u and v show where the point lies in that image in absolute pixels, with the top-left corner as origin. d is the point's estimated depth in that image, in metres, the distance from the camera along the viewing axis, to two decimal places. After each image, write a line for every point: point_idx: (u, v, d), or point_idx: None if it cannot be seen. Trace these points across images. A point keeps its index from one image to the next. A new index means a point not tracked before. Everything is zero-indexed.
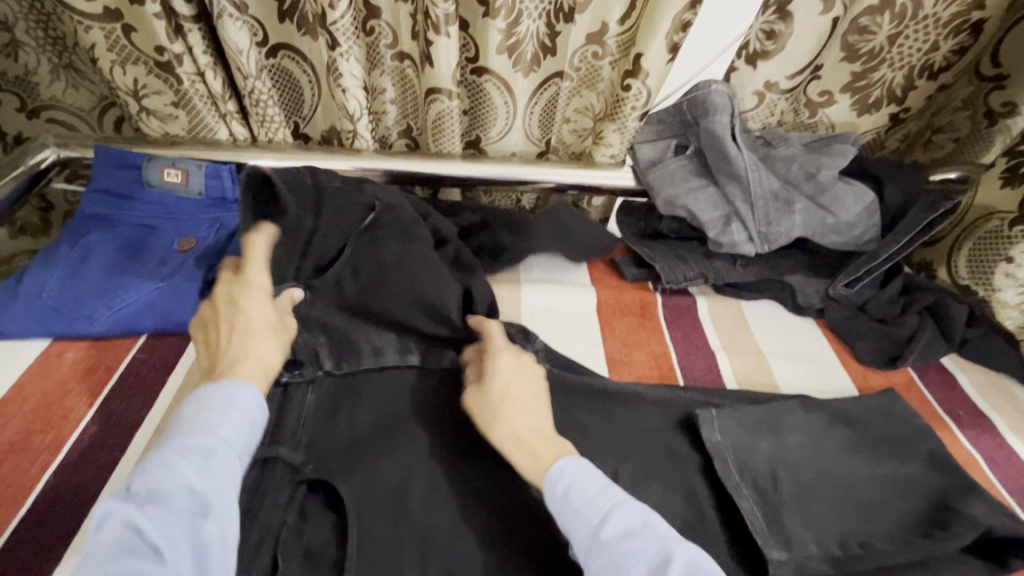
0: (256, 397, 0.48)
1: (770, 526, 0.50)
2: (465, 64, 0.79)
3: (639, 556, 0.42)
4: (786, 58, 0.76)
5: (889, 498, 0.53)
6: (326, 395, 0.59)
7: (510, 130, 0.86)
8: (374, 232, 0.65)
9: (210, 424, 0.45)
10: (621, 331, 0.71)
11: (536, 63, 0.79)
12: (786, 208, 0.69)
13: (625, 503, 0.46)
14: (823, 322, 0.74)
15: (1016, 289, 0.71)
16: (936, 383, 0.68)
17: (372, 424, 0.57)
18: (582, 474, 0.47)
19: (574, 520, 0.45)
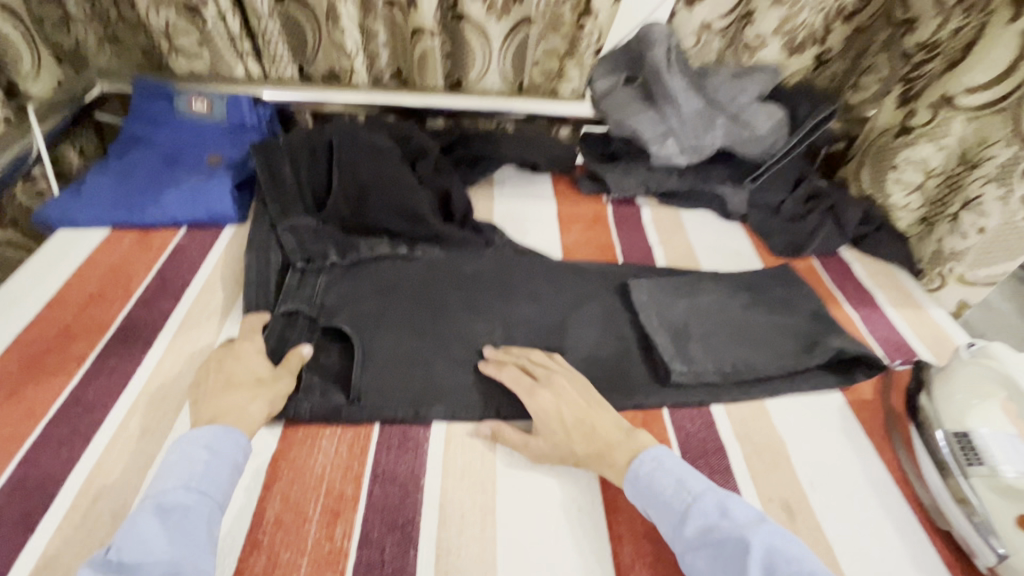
0: (231, 441, 0.49)
1: (677, 350, 0.64)
2: (446, 11, 0.93)
3: (721, 545, 0.44)
4: (717, 0, 0.90)
5: (776, 337, 0.67)
6: (328, 259, 0.70)
7: (487, 72, 1.00)
8: (355, 134, 0.76)
9: (190, 478, 0.46)
10: (576, 231, 0.85)
11: (507, 10, 0.91)
12: (709, 125, 0.84)
13: (702, 492, 0.47)
14: (747, 225, 0.88)
15: (903, 192, 0.83)
16: (833, 268, 0.83)
17: (365, 285, 0.70)
18: (659, 468, 0.49)
19: (659, 513, 0.48)
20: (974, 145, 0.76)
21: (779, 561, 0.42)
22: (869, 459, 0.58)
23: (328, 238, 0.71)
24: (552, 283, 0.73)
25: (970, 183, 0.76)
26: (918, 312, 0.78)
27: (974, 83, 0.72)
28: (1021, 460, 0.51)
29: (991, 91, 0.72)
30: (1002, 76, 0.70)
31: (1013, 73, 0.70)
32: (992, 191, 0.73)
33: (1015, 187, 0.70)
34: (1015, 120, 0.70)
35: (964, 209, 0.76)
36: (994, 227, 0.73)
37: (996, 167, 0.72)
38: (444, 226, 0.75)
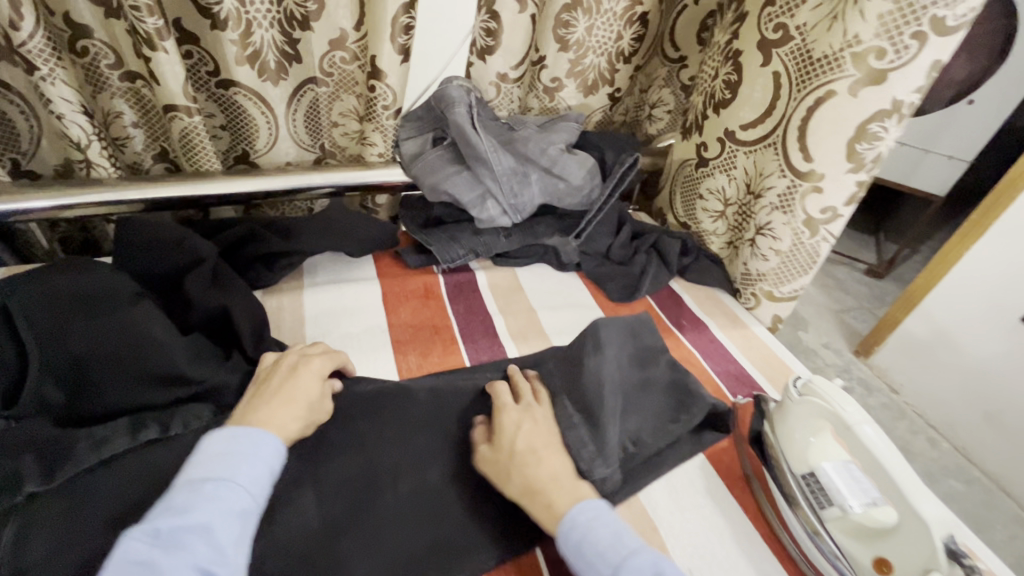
0: (270, 446, 0.49)
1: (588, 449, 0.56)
2: (206, 78, 0.78)
3: None
4: (506, 51, 0.87)
5: (636, 409, 0.62)
6: (21, 495, 0.46)
7: (276, 142, 0.87)
8: (48, 286, 0.56)
9: (229, 473, 0.45)
10: (406, 314, 0.75)
11: (283, 72, 0.80)
12: (524, 180, 0.80)
13: (638, 551, 0.46)
14: (582, 273, 0.87)
15: (711, 219, 0.89)
16: (668, 303, 0.84)
17: (100, 498, 0.49)
18: (597, 520, 0.48)
19: (588, 569, 0.45)
20: (754, 177, 0.81)
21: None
22: (737, 517, 0.57)
23: (24, 446, 0.48)
24: (388, 396, 0.60)
25: (757, 212, 0.81)
26: (748, 336, 0.81)
27: (746, 119, 0.80)
28: (861, 493, 0.53)
29: (760, 128, 0.78)
30: (763, 115, 0.77)
31: (772, 112, 0.76)
32: (779, 219, 0.79)
33: (798, 214, 0.77)
34: (780, 153, 0.76)
35: (759, 236, 0.82)
36: (787, 248, 0.80)
37: (777, 196, 0.78)
38: (222, 374, 0.60)
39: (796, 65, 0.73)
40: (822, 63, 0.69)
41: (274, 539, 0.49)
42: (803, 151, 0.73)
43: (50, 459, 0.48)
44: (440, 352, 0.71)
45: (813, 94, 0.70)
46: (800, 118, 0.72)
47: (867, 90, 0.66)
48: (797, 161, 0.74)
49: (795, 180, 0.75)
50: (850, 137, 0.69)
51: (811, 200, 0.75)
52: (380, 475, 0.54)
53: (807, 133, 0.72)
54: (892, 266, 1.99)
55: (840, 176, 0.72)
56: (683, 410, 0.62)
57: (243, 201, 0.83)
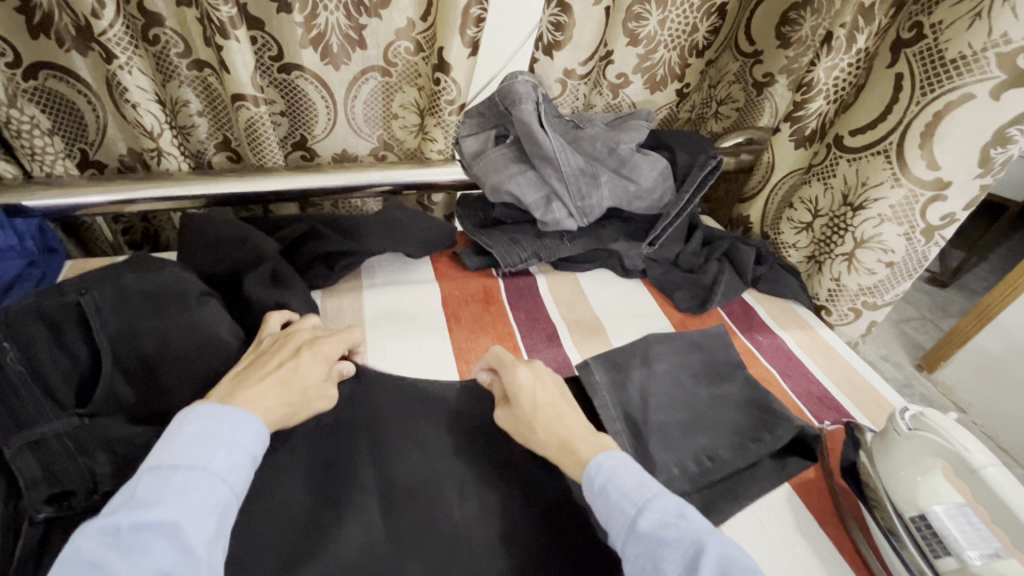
0: (252, 429, 0.45)
1: (640, 458, 0.54)
2: (269, 64, 0.77)
3: (676, 545, 0.41)
4: (574, 46, 0.83)
5: (714, 432, 0.57)
6: (102, 492, 0.48)
7: (334, 128, 0.85)
8: (122, 287, 0.55)
9: (199, 460, 0.42)
10: (466, 319, 0.73)
11: (344, 57, 0.78)
12: (594, 181, 0.76)
13: (660, 495, 0.45)
14: (647, 280, 0.82)
15: (794, 231, 0.83)
16: (739, 315, 0.78)
17: None
18: (622, 464, 0.47)
19: (613, 511, 0.44)
20: (855, 186, 0.75)
21: (734, 568, 0.39)
22: (831, 557, 0.52)
23: (101, 444, 0.49)
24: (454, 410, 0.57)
25: (857, 222, 0.75)
26: (830, 355, 0.74)
27: (855, 125, 0.74)
28: (982, 541, 0.47)
29: (869, 135, 0.72)
30: (875, 121, 0.71)
31: (886, 117, 0.70)
32: (891, 230, 0.73)
33: (914, 223, 0.71)
34: (891, 162, 0.70)
35: (861, 248, 0.76)
36: (898, 258, 0.75)
37: (887, 207, 0.72)
38: None
39: (922, 64, 0.66)
40: (953, 66, 0.63)
41: (334, 545, 0.46)
42: (927, 157, 0.67)
43: (125, 459, 0.50)
44: None
45: (941, 98, 0.64)
46: (925, 123, 0.66)
47: (1014, 93, 0.60)
48: (918, 169, 0.68)
49: (913, 190, 0.69)
50: (986, 143, 0.64)
51: (932, 209, 0.70)
52: (447, 482, 0.52)
53: (933, 140, 0.66)
54: (958, 277, 1.88)
55: (965, 183, 0.67)
56: (767, 431, 0.57)
57: (302, 198, 0.82)
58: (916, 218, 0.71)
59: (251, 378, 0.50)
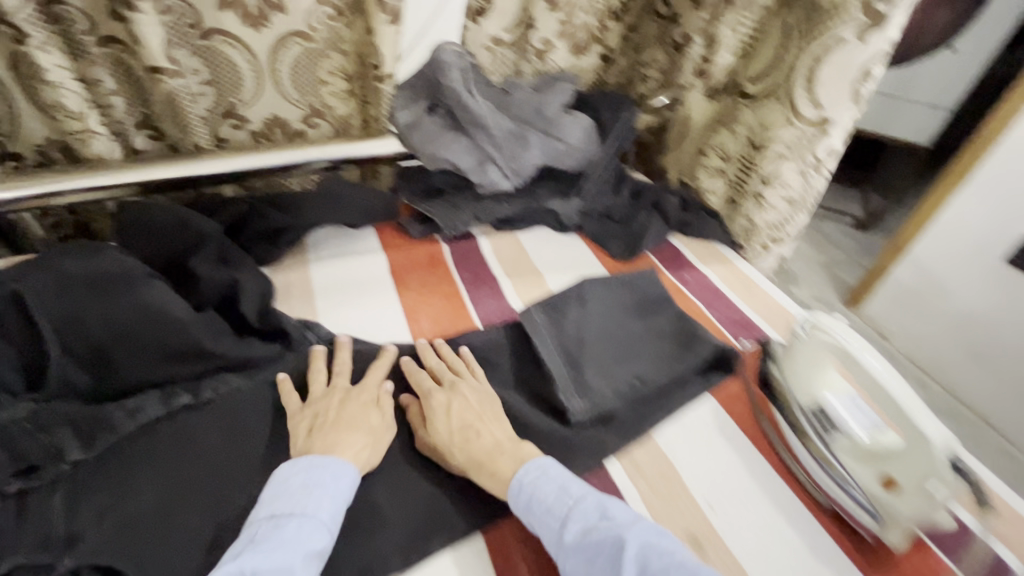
0: (347, 477, 0.50)
1: (575, 384, 0.60)
2: (187, 30, 0.74)
3: (598, 547, 0.46)
4: (499, 12, 0.87)
5: (643, 356, 0.65)
6: (67, 462, 0.50)
7: (262, 90, 0.84)
8: (60, 270, 0.56)
9: (303, 510, 0.47)
10: (413, 283, 0.76)
11: (265, 19, 0.77)
12: (522, 142, 0.80)
13: (581, 500, 0.49)
14: (584, 234, 0.87)
15: (710, 176, 0.92)
16: (669, 259, 0.84)
17: (135, 461, 0.51)
18: (542, 475, 0.51)
19: (541, 523, 0.49)
20: (757, 129, 0.82)
21: (655, 557, 0.44)
22: (750, 453, 0.59)
23: (62, 419, 0.51)
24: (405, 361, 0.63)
25: (761, 163, 0.82)
26: (751, 288, 0.81)
27: (755, 72, 0.83)
28: (866, 419, 0.54)
29: (761, 84, 0.82)
30: (766, 70, 0.81)
31: (776, 65, 0.80)
32: (788, 167, 0.80)
33: (808, 159, 0.79)
34: (785, 104, 0.77)
35: (767, 189, 0.83)
36: (796, 194, 0.83)
37: (783, 145, 0.79)
38: (240, 347, 0.60)
39: (803, 13, 0.75)
40: (827, 11, 0.71)
41: None
42: (810, 98, 0.74)
43: (84, 432, 0.51)
44: (450, 317, 0.71)
45: (817, 43, 0.71)
46: (807, 67, 0.73)
47: (875, 35, 0.68)
48: (805, 110, 0.75)
49: (800, 127, 0.77)
50: (856, 80, 0.72)
51: (820, 145, 0.77)
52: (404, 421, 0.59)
53: (817, 81, 0.73)
54: (877, 218, 2.04)
55: (846, 118, 0.75)
56: (690, 349, 0.65)
57: (241, 180, 0.83)
58: (808, 154, 0.79)
59: (310, 442, 0.53)
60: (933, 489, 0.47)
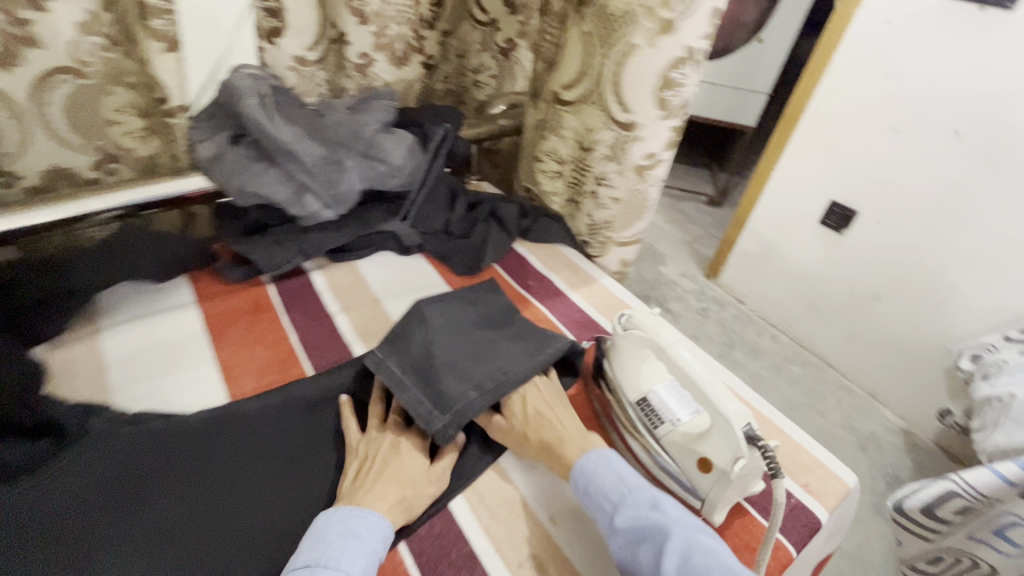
0: (382, 532, 0.49)
1: (433, 400, 0.57)
2: None
3: (648, 534, 0.47)
4: (296, 31, 0.82)
5: (500, 357, 0.63)
6: None
7: (29, 142, 0.72)
8: None
9: (332, 559, 0.45)
10: (233, 336, 0.68)
11: (9, 57, 0.65)
12: (339, 167, 0.75)
13: (637, 488, 0.51)
14: (427, 253, 0.85)
15: (551, 180, 0.94)
16: (514, 268, 0.85)
17: None
18: (601, 464, 0.53)
19: (596, 510, 0.51)
20: (583, 133, 0.85)
21: (697, 551, 0.44)
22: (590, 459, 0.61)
23: None
24: (244, 422, 0.58)
25: (592, 164, 0.85)
26: (592, 287, 0.84)
27: (566, 80, 0.84)
28: (687, 404, 0.56)
29: (577, 88, 0.83)
30: (578, 77, 0.82)
31: (588, 70, 0.80)
32: (612, 168, 0.84)
33: (625, 159, 0.82)
34: (602, 108, 0.80)
35: (602, 187, 0.86)
36: (625, 195, 0.86)
37: (607, 147, 0.83)
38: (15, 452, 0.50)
39: (597, 22, 0.76)
40: (621, 21, 0.73)
41: (184, 547, 0.48)
42: (621, 102, 0.78)
43: None
44: (278, 369, 0.65)
45: (619, 47, 0.74)
46: (613, 73, 0.77)
47: (664, 40, 0.72)
48: (618, 113, 0.79)
49: (620, 131, 0.80)
50: (656, 87, 0.75)
51: (636, 148, 0.81)
52: (279, 458, 0.56)
53: (625, 87, 0.77)
54: None
55: (655, 124, 0.79)
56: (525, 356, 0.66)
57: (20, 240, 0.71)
58: (625, 155, 0.83)
59: (368, 479, 0.53)
60: (730, 469, 0.51)
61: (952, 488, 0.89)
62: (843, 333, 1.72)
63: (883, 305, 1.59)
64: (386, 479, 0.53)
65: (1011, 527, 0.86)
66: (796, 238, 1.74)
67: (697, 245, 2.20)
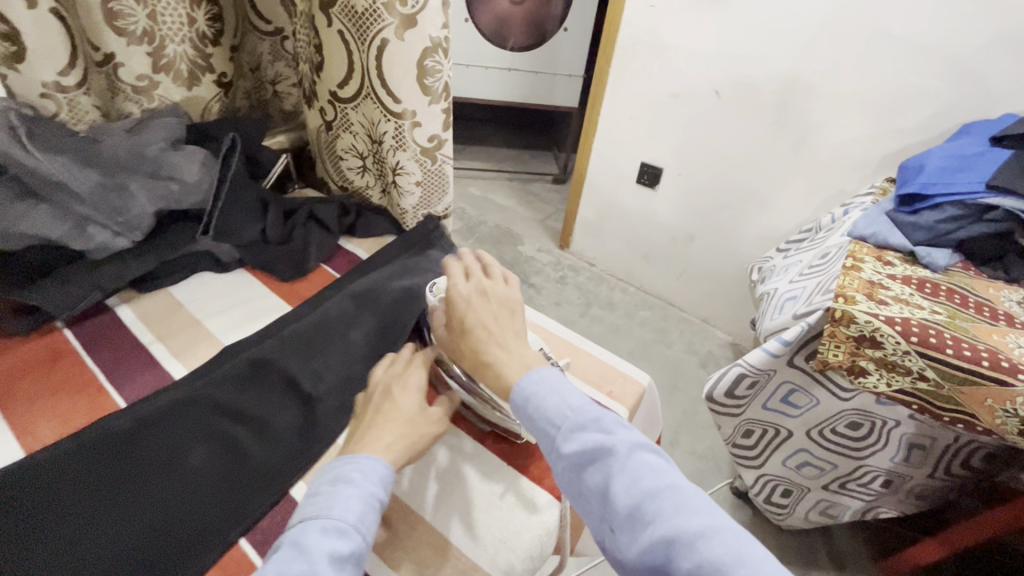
0: (378, 476, 0.51)
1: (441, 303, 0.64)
2: None
3: (595, 456, 0.47)
4: (44, 57, 0.75)
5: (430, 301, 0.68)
6: None
7: None
8: None
9: (328, 507, 0.47)
10: (26, 391, 0.62)
11: None
12: (123, 192, 0.73)
13: (584, 410, 0.50)
14: (249, 266, 0.83)
15: (358, 175, 0.97)
16: (343, 265, 0.87)
17: None
18: (546, 389, 0.52)
19: (540, 431, 0.51)
20: (370, 127, 0.88)
21: (646, 474, 0.45)
22: None
23: None
24: (90, 449, 0.56)
25: (387, 156, 0.88)
26: (425, 257, 0.89)
27: (338, 79, 0.86)
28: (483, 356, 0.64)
29: (353, 85, 0.85)
30: (348, 74, 0.84)
31: (353, 68, 0.83)
32: (404, 157, 0.87)
33: (414, 147, 0.86)
34: (376, 102, 0.83)
35: (398, 176, 0.89)
36: (423, 177, 0.90)
37: (392, 138, 0.85)
38: None
39: (349, 20, 0.79)
40: (369, 17, 0.76)
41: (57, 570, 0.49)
42: (391, 95, 0.81)
43: None
44: (86, 411, 0.62)
45: (375, 43, 0.77)
46: (375, 68, 0.80)
47: (409, 33, 0.76)
48: (391, 104, 0.82)
49: (397, 121, 0.83)
50: (417, 75, 0.79)
51: (417, 134, 0.85)
52: (143, 472, 0.56)
53: (389, 79, 0.80)
54: None
55: (427, 109, 0.83)
56: (352, 348, 0.73)
57: None
58: (411, 144, 0.86)
59: (367, 431, 0.55)
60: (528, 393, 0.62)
61: (743, 371, 1.09)
62: (674, 274, 1.99)
63: (697, 244, 1.87)
64: (387, 427, 0.56)
65: (792, 393, 1.10)
66: (622, 199, 1.97)
67: (550, 221, 2.38)
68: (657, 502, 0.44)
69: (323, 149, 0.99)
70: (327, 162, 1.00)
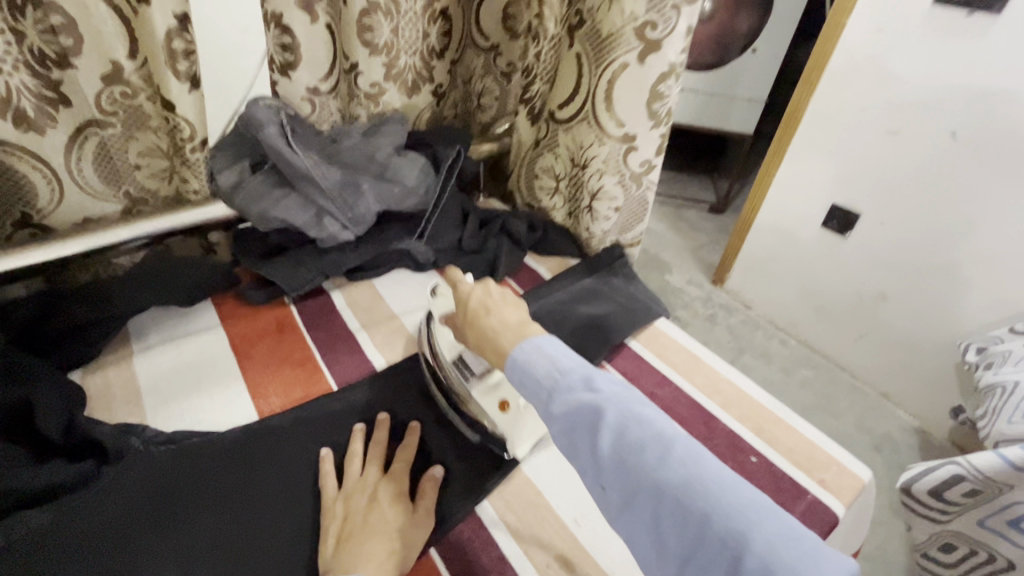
0: None
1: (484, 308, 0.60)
2: None
3: (581, 416, 0.43)
4: (309, 65, 0.85)
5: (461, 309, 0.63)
6: None
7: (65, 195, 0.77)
8: None
9: None
10: (259, 356, 0.71)
11: (50, 116, 0.71)
12: (356, 191, 0.79)
13: (573, 369, 0.46)
14: (441, 270, 0.87)
15: (549, 195, 0.96)
16: (527, 282, 0.87)
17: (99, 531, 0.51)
18: (535, 353, 0.47)
19: (532, 396, 0.46)
20: (577, 150, 0.87)
21: (632, 424, 0.41)
22: None
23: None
24: (324, 420, 0.62)
25: (588, 179, 0.86)
26: (609, 285, 0.86)
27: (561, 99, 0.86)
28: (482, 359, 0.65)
29: (573, 106, 0.84)
30: (571, 96, 0.84)
31: (579, 90, 0.82)
32: (609, 181, 0.85)
33: (625, 171, 0.83)
34: (594, 124, 0.81)
35: (595, 201, 0.87)
36: (624, 203, 0.87)
37: (601, 162, 0.83)
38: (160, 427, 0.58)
39: (590, 44, 0.78)
40: (611, 40, 0.74)
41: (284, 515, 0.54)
42: (613, 117, 0.79)
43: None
44: (303, 385, 0.68)
45: (609, 68, 0.76)
46: (604, 91, 0.78)
47: (651, 58, 0.72)
48: (612, 128, 0.80)
49: (611, 145, 0.81)
50: (648, 100, 0.76)
51: (631, 158, 0.82)
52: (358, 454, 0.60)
53: (614, 101, 0.77)
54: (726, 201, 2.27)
55: (647, 134, 0.79)
56: None
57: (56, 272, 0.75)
58: (624, 167, 0.84)
59: (351, 539, 0.50)
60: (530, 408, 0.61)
61: (959, 472, 0.86)
62: (853, 334, 1.72)
63: (890, 305, 1.60)
64: (375, 537, 0.50)
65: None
66: (800, 240, 1.76)
67: (702, 252, 2.23)
68: (641, 456, 0.40)
69: (523, 165, 1.01)
70: (522, 175, 1.01)
